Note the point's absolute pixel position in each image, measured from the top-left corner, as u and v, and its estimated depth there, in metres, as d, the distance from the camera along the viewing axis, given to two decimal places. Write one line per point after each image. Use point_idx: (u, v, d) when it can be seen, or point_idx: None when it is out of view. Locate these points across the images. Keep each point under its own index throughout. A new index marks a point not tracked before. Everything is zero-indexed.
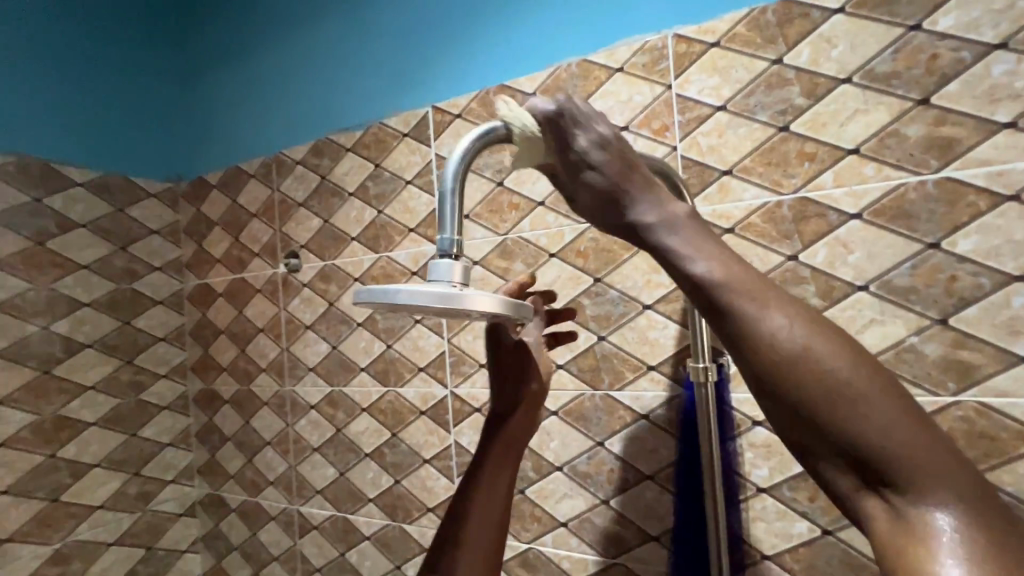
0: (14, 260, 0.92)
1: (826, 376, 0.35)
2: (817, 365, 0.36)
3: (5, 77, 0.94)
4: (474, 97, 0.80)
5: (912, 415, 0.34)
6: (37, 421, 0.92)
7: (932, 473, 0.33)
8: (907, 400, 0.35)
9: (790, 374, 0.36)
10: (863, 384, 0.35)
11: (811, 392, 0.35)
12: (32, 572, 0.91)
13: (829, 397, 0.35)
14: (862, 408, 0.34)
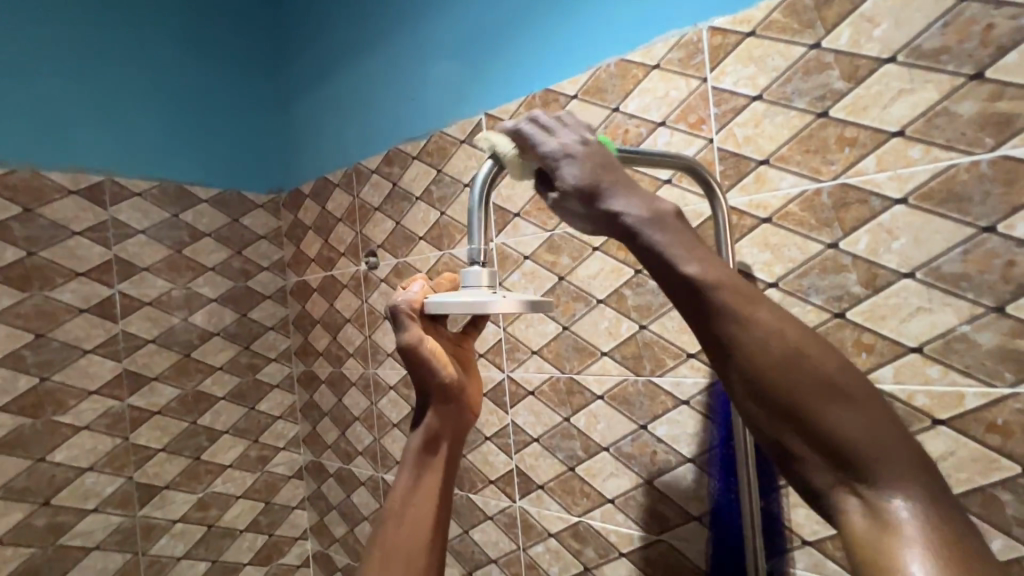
0: (161, 265, 1.13)
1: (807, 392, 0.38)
2: (802, 376, 0.39)
3: (148, 117, 1.15)
4: (522, 103, 0.86)
5: (880, 418, 0.38)
6: (182, 394, 1.14)
7: (897, 465, 0.37)
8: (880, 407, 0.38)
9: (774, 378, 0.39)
10: (836, 394, 0.39)
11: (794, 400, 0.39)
12: (184, 514, 1.12)
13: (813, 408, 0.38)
14: (835, 410, 0.38)
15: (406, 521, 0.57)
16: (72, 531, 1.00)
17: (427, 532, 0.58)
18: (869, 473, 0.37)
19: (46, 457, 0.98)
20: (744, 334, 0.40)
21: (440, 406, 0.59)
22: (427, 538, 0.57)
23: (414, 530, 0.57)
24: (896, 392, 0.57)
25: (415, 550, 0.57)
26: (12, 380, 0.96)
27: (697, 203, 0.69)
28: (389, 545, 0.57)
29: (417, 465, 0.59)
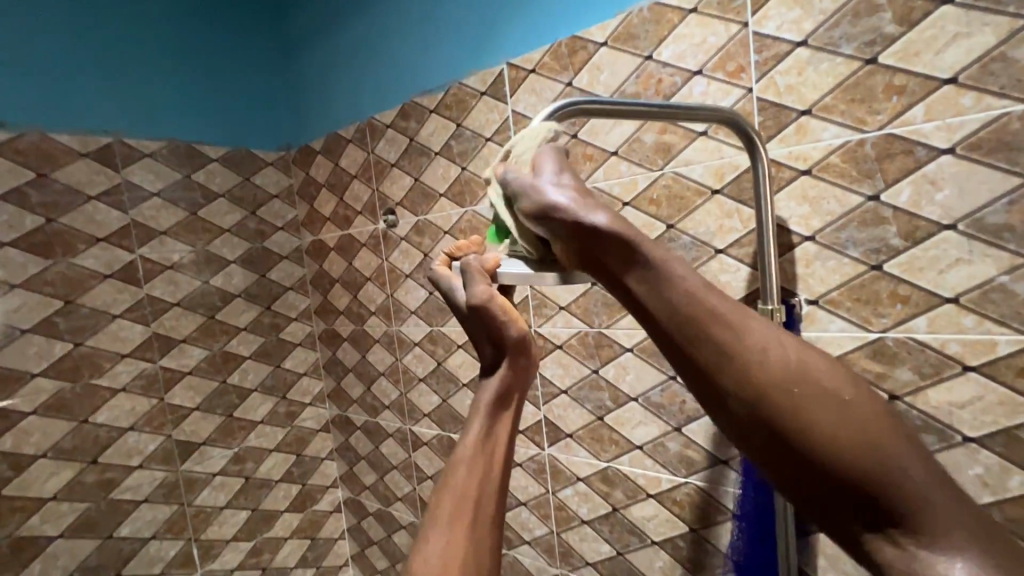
0: (178, 228, 1.12)
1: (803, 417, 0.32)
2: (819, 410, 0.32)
3: (150, 72, 1.10)
4: (547, 51, 0.82)
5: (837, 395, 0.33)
6: (210, 355, 1.16)
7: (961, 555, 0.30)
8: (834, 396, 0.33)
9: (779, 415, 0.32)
10: (857, 433, 0.31)
11: (808, 442, 0.32)
12: (222, 468, 1.17)
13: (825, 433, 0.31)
14: (862, 454, 0.31)
15: (475, 473, 0.52)
16: (121, 486, 1.04)
17: (494, 489, 0.53)
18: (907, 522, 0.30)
19: (89, 418, 1.01)
20: (738, 350, 0.34)
21: (512, 359, 0.53)
22: (494, 495, 0.52)
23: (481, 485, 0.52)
24: (928, 340, 0.59)
25: (480, 507, 0.51)
26: (46, 346, 0.97)
27: (734, 155, 0.68)
28: (455, 498, 0.51)
29: (486, 416, 0.54)
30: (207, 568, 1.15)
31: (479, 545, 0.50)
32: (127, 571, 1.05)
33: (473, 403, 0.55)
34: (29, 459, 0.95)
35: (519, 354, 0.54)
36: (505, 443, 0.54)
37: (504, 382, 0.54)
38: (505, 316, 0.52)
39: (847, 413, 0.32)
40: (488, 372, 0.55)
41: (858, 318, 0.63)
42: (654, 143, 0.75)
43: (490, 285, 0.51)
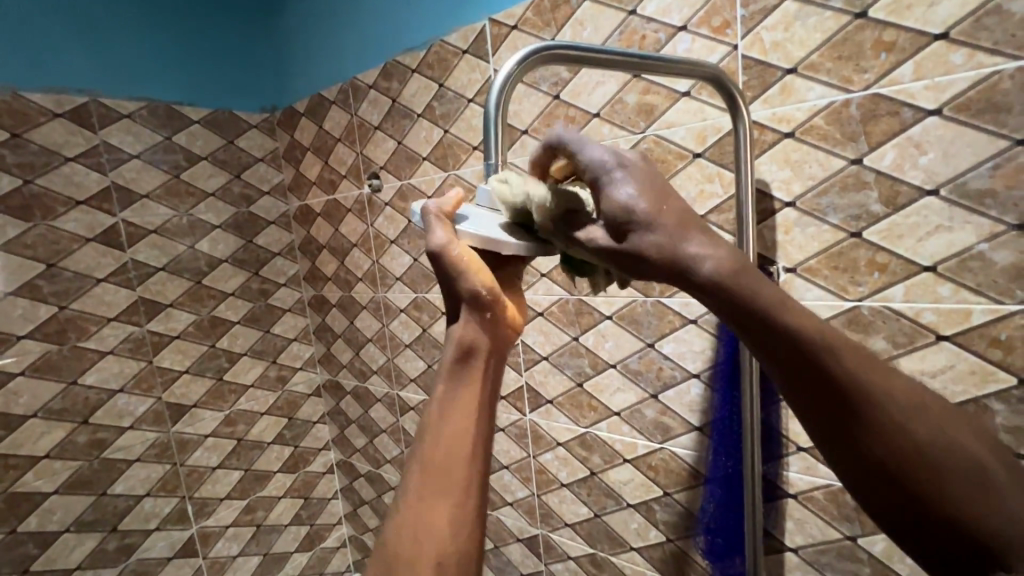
0: (160, 191, 1.11)
1: (887, 414, 0.33)
2: (902, 401, 0.33)
3: (125, 29, 1.06)
4: (529, 6, 0.79)
5: (938, 420, 0.33)
6: (198, 319, 1.17)
7: None
8: (933, 421, 0.33)
9: (889, 442, 0.33)
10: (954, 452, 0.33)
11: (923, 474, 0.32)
12: (214, 429, 1.19)
13: (904, 428, 0.33)
14: (954, 464, 0.32)
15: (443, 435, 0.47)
16: (114, 446, 1.06)
17: (468, 449, 0.47)
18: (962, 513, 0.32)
19: (78, 380, 1.02)
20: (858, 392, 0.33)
21: (477, 313, 0.48)
22: (467, 456, 0.47)
23: (452, 446, 0.47)
24: (904, 309, 0.58)
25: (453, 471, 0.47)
26: (31, 309, 0.97)
27: (716, 117, 0.66)
28: (425, 464, 0.47)
29: (451, 376, 0.49)
30: (202, 525, 1.19)
31: (455, 511, 0.46)
32: (122, 527, 1.08)
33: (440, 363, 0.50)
34: (20, 419, 0.96)
35: (483, 307, 0.49)
36: (475, 400, 0.49)
37: (467, 336, 0.49)
38: (467, 269, 0.48)
39: (919, 415, 0.33)
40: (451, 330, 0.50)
41: (835, 286, 0.62)
42: (637, 104, 0.72)
43: (447, 234, 0.48)
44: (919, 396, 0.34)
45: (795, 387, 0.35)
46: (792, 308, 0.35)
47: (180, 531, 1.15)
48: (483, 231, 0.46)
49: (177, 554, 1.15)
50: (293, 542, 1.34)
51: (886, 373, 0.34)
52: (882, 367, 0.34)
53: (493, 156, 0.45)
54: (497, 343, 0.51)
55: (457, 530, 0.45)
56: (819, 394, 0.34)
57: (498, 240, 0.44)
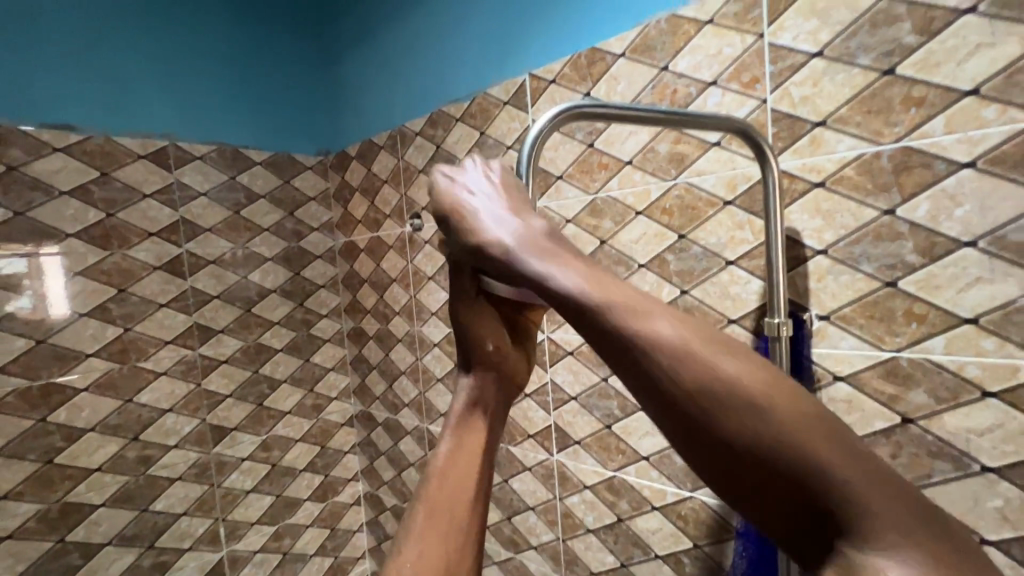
0: (222, 226, 1.21)
1: (777, 442, 0.25)
2: (759, 389, 0.26)
3: (205, 81, 1.19)
4: (567, 62, 0.84)
5: (794, 393, 0.26)
6: (245, 345, 1.23)
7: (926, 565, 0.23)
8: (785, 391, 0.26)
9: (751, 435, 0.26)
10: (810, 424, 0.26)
11: (779, 457, 0.25)
12: (250, 453, 1.24)
13: (810, 465, 0.25)
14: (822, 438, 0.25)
15: (445, 479, 0.46)
16: (159, 463, 1.11)
17: (471, 495, 0.46)
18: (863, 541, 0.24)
19: (134, 398, 1.09)
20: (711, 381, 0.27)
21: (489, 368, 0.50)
22: (470, 504, 0.45)
23: (454, 489, 0.45)
24: (945, 362, 0.56)
25: (454, 517, 0.44)
26: (100, 330, 1.06)
27: (746, 166, 0.68)
28: (428, 508, 0.45)
29: (460, 424, 0.49)
30: (232, 548, 1.21)
31: (454, 555, 0.43)
32: (158, 544, 1.11)
33: (448, 411, 0.50)
34: (80, 432, 1.03)
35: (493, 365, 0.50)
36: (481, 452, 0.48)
37: (474, 390, 0.50)
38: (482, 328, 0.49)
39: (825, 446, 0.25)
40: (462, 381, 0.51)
41: (871, 336, 0.61)
42: (668, 153, 0.75)
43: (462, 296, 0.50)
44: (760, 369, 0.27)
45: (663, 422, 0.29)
46: (634, 307, 0.30)
47: (211, 552, 1.18)
48: None
49: None
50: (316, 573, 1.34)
51: (733, 354, 0.28)
52: (750, 364, 0.27)
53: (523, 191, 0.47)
54: (502, 402, 0.51)
55: None
56: (692, 432, 0.27)
57: None
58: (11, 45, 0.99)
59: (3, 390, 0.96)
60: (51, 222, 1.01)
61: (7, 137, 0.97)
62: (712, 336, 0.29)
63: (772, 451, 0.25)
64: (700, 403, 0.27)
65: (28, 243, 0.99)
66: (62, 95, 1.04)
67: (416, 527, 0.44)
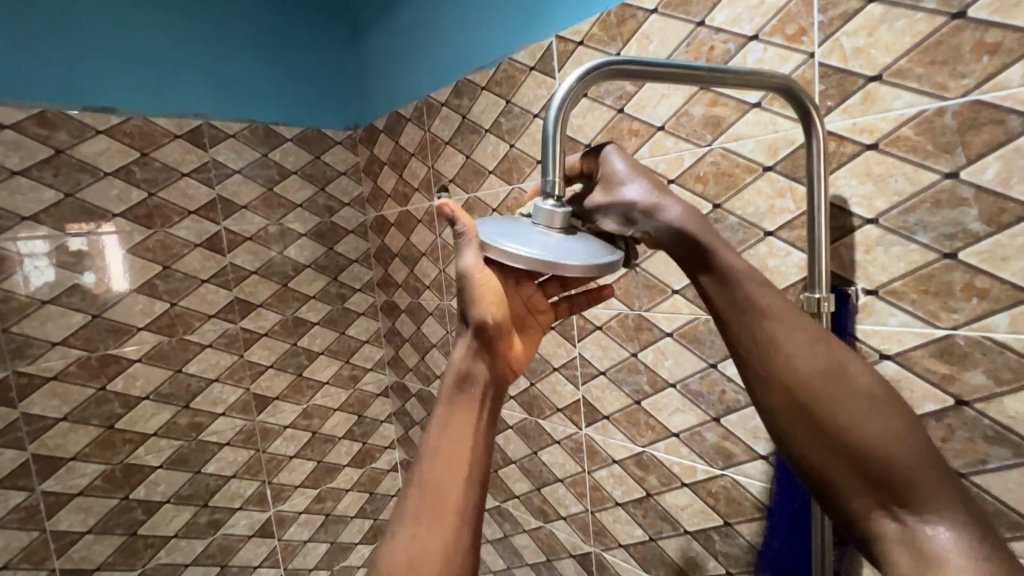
0: (257, 203, 1.24)
1: (844, 432, 0.44)
2: (807, 390, 0.45)
3: (235, 59, 1.21)
4: (596, 21, 0.79)
5: (824, 371, 0.46)
6: (283, 319, 1.28)
7: (863, 436, 0.43)
8: (847, 408, 0.44)
9: (821, 412, 0.45)
10: (869, 436, 0.43)
11: (856, 440, 0.43)
12: (292, 421, 1.30)
13: (838, 426, 0.44)
14: (861, 424, 0.44)
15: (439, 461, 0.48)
16: (208, 430, 1.18)
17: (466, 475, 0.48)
18: (905, 496, 0.42)
19: (183, 368, 1.15)
20: (845, 429, 0.44)
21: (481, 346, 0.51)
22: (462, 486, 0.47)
23: (448, 463, 0.48)
24: (1009, 341, 0.51)
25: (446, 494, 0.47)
26: (148, 304, 1.11)
27: (789, 128, 0.62)
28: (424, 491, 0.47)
29: (450, 401, 0.51)
30: (279, 508, 1.28)
31: (446, 537, 0.45)
32: (211, 503, 1.19)
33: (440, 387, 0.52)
34: (136, 400, 1.10)
35: (489, 343, 0.51)
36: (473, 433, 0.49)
37: (465, 365, 0.51)
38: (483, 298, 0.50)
39: (877, 426, 0.44)
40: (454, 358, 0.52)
41: (924, 312, 0.56)
42: (703, 117, 0.70)
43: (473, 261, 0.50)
44: (830, 368, 0.46)
45: (752, 390, 0.48)
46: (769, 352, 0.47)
47: (260, 512, 1.26)
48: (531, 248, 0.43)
49: (256, 533, 1.25)
50: (358, 533, 1.41)
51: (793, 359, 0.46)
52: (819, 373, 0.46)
53: (550, 152, 0.43)
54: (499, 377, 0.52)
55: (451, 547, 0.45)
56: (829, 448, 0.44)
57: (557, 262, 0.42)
58: (48, 28, 1.01)
59: (66, 361, 1.04)
60: (98, 203, 1.06)
61: (53, 121, 1.02)
62: (802, 351, 0.46)
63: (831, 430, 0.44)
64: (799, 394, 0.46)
65: (83, 223, 1.05)
66: (99, 77, 1.06)
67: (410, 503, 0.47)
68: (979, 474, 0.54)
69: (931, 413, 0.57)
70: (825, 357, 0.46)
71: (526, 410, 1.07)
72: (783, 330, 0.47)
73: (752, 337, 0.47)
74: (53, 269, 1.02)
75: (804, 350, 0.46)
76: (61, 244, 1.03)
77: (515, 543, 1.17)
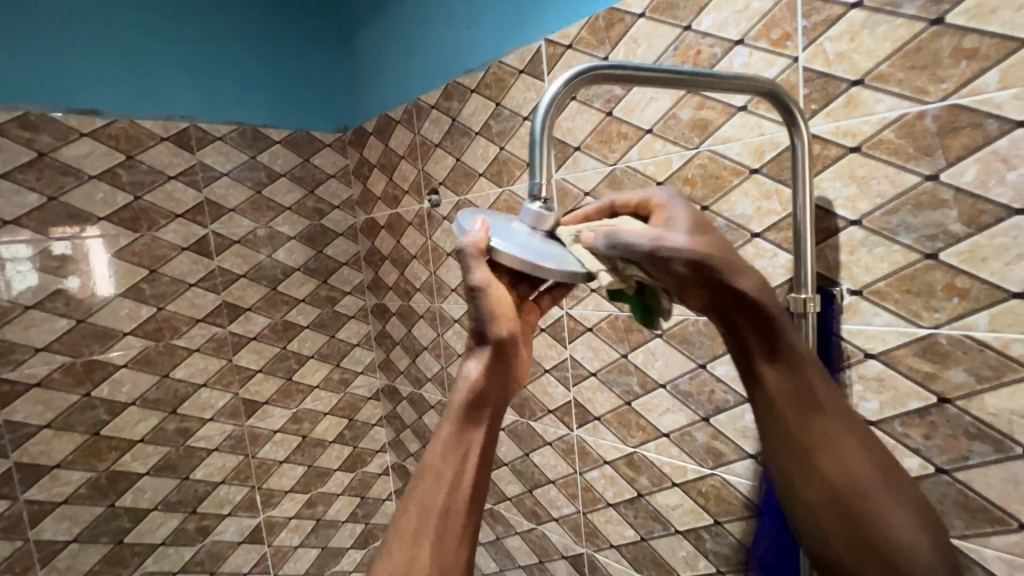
0: (245, 206, 1.23)
1: (865, 508, 0.49)
2: (846, 484, 0.50)
3: (223, 60, 1.20)
4: (584, 25, 0.80)
5: (873, 463, 0.51)
6: (273, 323, 1.27)
7: (894, 533, 0.48)
8: (882, 492, 0.50)
9: (854, 505, 0.49)
10: (902, 536, 0.48)
11: (883, 536, 0.48)
12: (282, 426, 1.29)
13: (877, 524, 0.49)
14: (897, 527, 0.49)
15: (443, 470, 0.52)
16: (196, 435, 1.17)
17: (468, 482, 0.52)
18: (898, 568, 0.48)
19: (170, 373, 1.14)
20: (875, 521, 0.49)
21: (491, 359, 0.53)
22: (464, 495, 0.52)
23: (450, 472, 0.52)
24: (988, 339, 0.53)
25: (450, 504, 0.51)
26: (135, 309, 1.10)
27: (774, 131, 0.63)
28: (426, 497, 0.51)
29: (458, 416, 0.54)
30: (269, 514, 1.27)
31: (448, 537, 0.50)
32: (200, 510, 1.18)
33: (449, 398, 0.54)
34: (122, 406, 1.09)
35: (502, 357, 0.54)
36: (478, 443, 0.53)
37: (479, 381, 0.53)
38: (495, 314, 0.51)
39: (905, 524, 0.49)
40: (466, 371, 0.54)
41: (907, 311, 0.57)
42: (691, 120, 0.71)
43: (482, 276, 0.48)
44: (873, 470, 0.51)
45: (787, 473, 0.52)
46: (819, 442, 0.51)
47: (249, 518, 1.24)
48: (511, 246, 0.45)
49: (246, 539, 1.24)
50: (349, 538, 1.40)
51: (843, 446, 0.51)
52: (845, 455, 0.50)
53: (538, 156, 0.43)
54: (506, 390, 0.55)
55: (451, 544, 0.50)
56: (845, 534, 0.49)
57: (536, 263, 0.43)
58: (30, 29, 1.00)
59: (49, 367, 1.02)
60: (82, 206, 1.05)
61: (35, 123, 1.00)
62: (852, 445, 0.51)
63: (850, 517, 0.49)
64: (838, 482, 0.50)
65: (67, 227, 1.03)
66: (82, 79, 1.05)
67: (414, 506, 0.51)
68: (961, 470, 0.55)
69: (914, 411, 0.58)
70: (872, 460, 0.51)
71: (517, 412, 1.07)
72: (831, 411, 0.51)
73: (793, 409, 0.51)
74: (35, 273, 1.01)
75: (856, 455, 0.50)
76: (44, 248, 1.01)
77: (507, 546, 1.17)
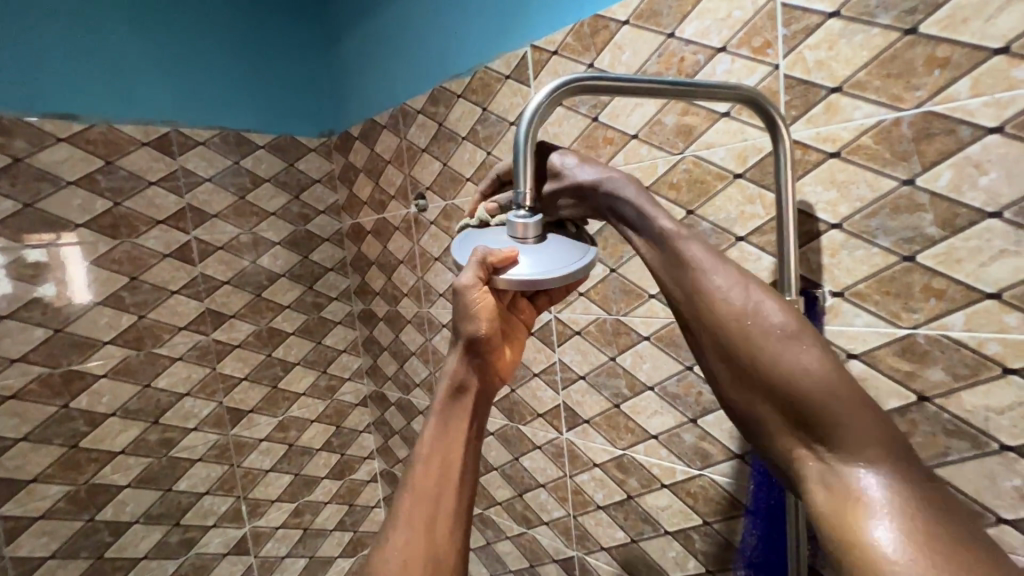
0: (229, 212, 1.21)
1: (749, 361, 0.44)
2: (731, 337, 0.45)
3: (205, 64, 1.18)
4: (569, 31, 0.81)
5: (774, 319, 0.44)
6: (258, 329, 1.25)
7: (800, 378, 0.42)
8: (781, 343, 0.43)
9: (744, 362, 0.45)
10: (801, 375, 0.42)
11: (775, 383, 0.43)
12: (268, 434, 1.27)
13: (757, 366, 0.44)
14: (792, 369, 0.42)
15: (433, 467, 0.54)
16: (180, 445, 1.15)
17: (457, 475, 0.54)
18: (830, 436, 0.41)
19: (151, 383, 1.11)
20: (773, 378, 0.43)
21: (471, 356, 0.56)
22: (454, 488, 0.54)
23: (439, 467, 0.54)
24: (965, 338, 0.54)
25: (440, 504, 0.53)
26: (115, 317, 1.08)
27: (757, 137, 0.65)
28: (419, 495, 0.52)
29: (444, 413, 0.56)
30: (255, 524, 1.25)
31: (441, 528, 0.52)
32: (184, 522, 1.15)
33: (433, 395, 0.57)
34: (102, 417, 1.06)
35: (481, 353, 0.56)
36: (464, 436, 0.56)
37: (461, 376, 0.56)
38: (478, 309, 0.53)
39: (803, 366, 0.42)
40: (447, 366, 0.57)
41: (887, 312, 0.59)
42: (675, 125, 0.72)
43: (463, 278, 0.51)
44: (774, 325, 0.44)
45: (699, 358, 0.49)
46: (709, 290, 0.47)
47: (235, 529, 1.22)
48: (509, 270, 0.46)
49: (232, 551, 1.22)
50: (337, 546, 1.39)
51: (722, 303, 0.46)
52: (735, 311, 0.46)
53: (521, 168, 0.44)
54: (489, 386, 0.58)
55: (447, 534, 0.52)
56: (749, 394, 0.45)
57: (534, 280, 0.45)
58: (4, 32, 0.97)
59: (25, 378, 0.99)
60: (60, 213, 1.02)
61: (10, 128, 0.97)
62: (732, 290, 0.46)
63: (751, 367, 0.44)
64: (728, 343, 0.46)
65: (42, 234, 1.01)
66: (59, 83, 1.03)
67: (407, 503, 0.52)
68: (941, 465, 0.57)
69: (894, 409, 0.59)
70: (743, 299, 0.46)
71: (507, 417, 1.07)
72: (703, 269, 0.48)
73: (692, 303, 0.48)
74: (8, 281, 0.98)
75: (724, 297, 0.46)
76: (17, 256, 0.99)
77: (498, 550, 1.17)
